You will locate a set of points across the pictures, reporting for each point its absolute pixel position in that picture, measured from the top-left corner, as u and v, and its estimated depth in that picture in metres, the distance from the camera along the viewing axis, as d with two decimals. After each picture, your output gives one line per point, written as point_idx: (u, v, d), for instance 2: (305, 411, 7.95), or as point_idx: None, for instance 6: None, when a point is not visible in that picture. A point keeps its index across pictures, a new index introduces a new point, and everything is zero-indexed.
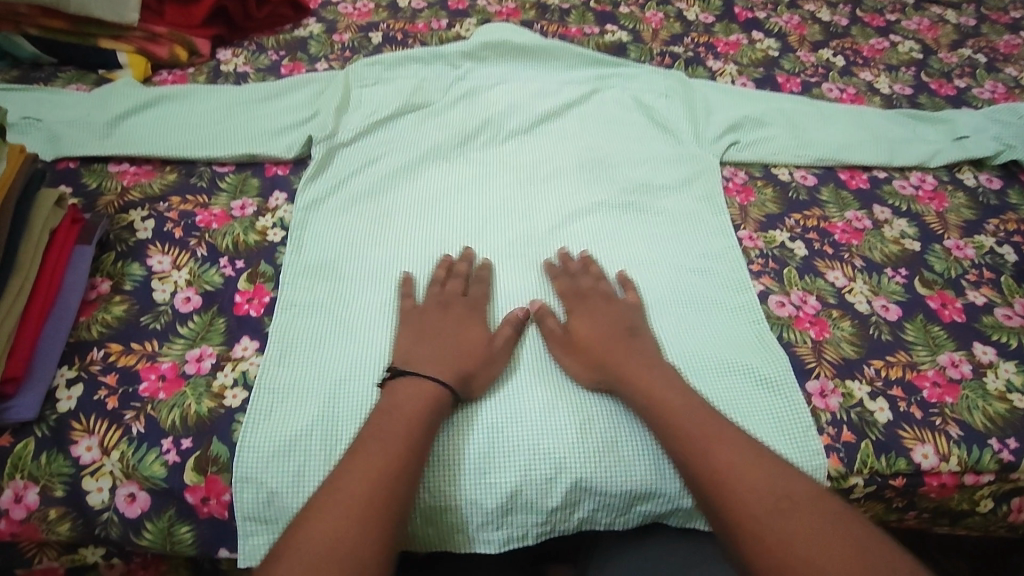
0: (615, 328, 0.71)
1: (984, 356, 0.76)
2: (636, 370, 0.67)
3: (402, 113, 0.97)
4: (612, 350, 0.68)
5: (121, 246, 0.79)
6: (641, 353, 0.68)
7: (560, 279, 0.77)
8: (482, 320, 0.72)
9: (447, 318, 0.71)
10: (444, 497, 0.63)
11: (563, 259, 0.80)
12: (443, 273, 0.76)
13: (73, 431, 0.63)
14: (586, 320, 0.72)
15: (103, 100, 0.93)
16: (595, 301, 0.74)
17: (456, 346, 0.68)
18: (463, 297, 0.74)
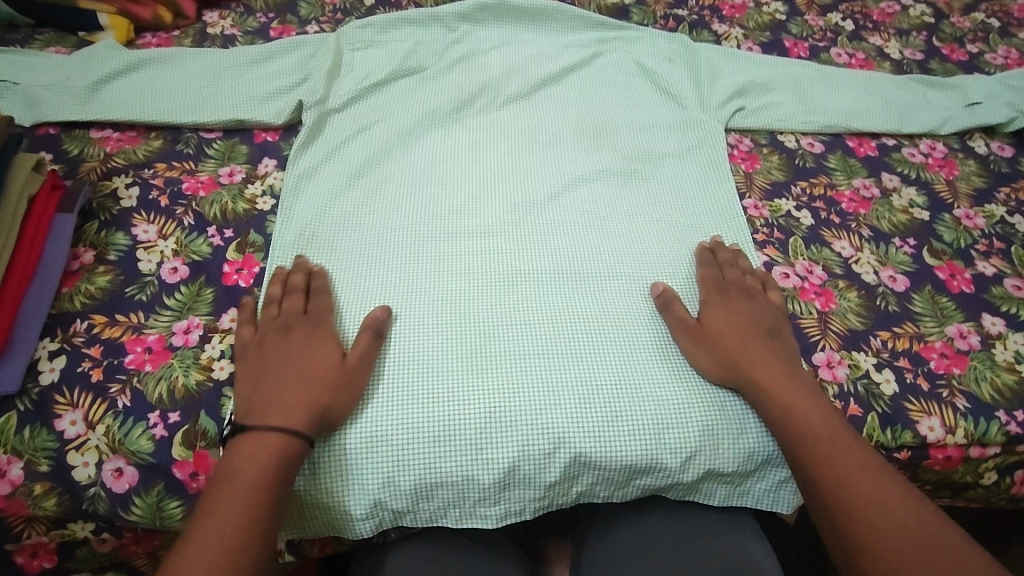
0: (752, 323, 0.68)
1: (993, 327, 0.74)
2: (769, 372, 0.65)
3: (396, 77, 0.94)
4: (746, 346, 0.66)
5: (104, 215, 0.76)
6: (776, 354, 0.66)
7: (707, 267, 0.75)
8: (328, 336, 0.65)
9: (285, 344, 0.63)
10: (438, 473, 0.62)
11: (715, 246, 0.77)
12: (278, 292, 0.68)
13: (57, 405, 0.61)
14: (723, 311, 0.69)
15: (84, 63, 0.89)
16: (736, 295, 0.71)
17: (300, 374, 0.61)
18: (302, 313, 0.66)
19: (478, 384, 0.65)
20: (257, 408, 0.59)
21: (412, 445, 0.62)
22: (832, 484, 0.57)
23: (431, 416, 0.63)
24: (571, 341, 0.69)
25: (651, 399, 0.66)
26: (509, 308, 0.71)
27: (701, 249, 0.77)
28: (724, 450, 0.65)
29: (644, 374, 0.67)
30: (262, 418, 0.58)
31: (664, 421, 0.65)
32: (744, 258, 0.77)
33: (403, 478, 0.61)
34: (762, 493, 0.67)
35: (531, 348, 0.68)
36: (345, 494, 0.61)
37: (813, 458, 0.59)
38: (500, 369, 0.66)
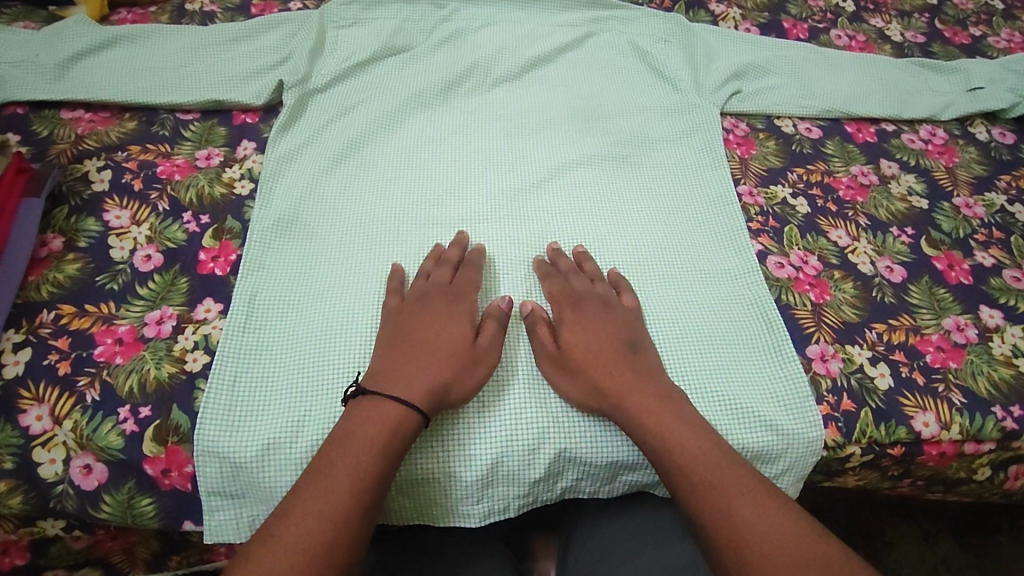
0: (612, 342, 0.63)
1: (991, 320, 0.73)
2: (639, 398, 0.59)
3: (381, 57, 0.91)
4: (609, 370, 0.61)
5: (74, 199, 0.73)
6: (640, 376, 0.61)
7: (549, 279, 0.69)
8: (468, 313, 0.64)
9: (429, 314, 0.63)
10: (420, 469, 0.60)
11: (555, 256, 0.71)
12: (431, 262, 0.68)
13: (22, 400, 0.59)
14: (580, 330, 0.64)
15: (53, 39, 0.85)
16: (592, 309, 0.65)
17: (431, 352, 0.60)
18: (448, 285, 0.66)
19: None
20: (388, 373, 0.58)
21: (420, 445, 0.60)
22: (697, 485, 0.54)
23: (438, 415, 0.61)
24: None
25: None
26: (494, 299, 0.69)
27: (538, 259, 0.71)
28: None
29: None
30: (394, 383, 0.57)
31: None
32: (589, 262, 0.71)
33: None
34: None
35: (511, 341, 0.66)
36: None
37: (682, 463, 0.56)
38: None
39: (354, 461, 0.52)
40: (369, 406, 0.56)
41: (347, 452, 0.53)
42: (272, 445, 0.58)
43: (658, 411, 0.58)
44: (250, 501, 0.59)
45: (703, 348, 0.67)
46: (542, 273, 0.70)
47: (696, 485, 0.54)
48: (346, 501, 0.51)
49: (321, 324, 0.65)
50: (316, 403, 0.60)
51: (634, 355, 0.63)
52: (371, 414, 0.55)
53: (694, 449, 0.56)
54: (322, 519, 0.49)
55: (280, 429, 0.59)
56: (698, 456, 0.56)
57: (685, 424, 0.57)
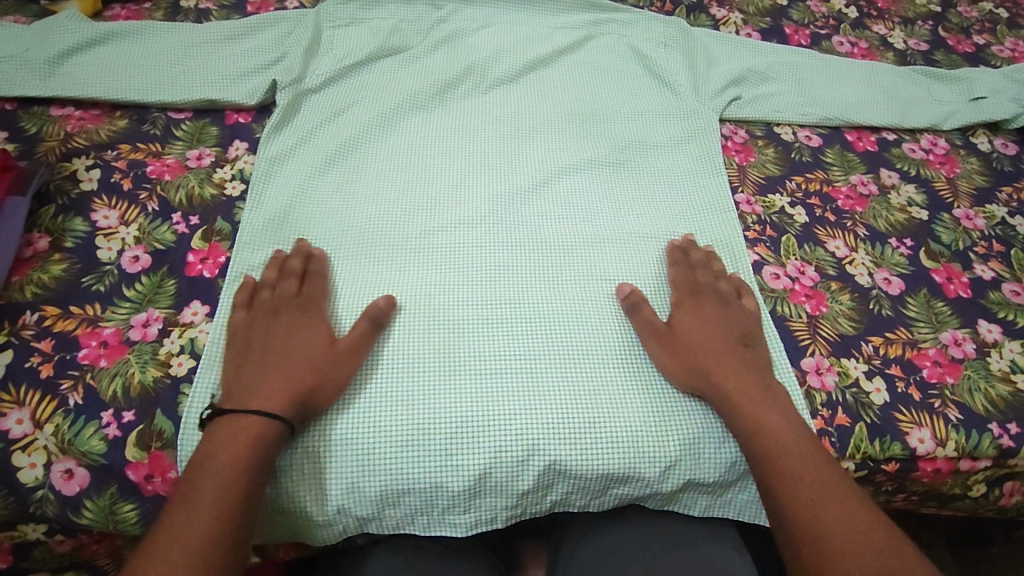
0: (724, 332, 0.65)
1: (989, 335, 0.72)
2: (740, 385, 0.62)
3: (377, 57, 0.90)
4: (715, 357, 0.63)
5: (62, 198, 0.72)
6: (747, 367, 0.63)
7: (679, 268, 0.71)
8: (320, 322, 0.63)
9: (275, 328, 0.61)
10: (405, 479, 0.59)
11: (687, 247, 0.73)
12: (274, 274, 0.66)
13: (2, 402, 0.58)
14: (695, 320, 0.66)
15: (45, 35, 0.84)
16: (709, 301, 0.68)
17: (287, 365, 0.58)
18: (295, 295, 0.64)
19: (451, 387, 0.62)
20: (240, 392, 0.57)
21: (394, 452, 0.59)
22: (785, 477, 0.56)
23: (417, 420, 0.60)
24: (549, 344, 0.66)
25: (631, 407, 0.63)
26: (481, 306, 0.68)
27: (672, 247, 0.73)
28: (706, 460, 0.62)
29: (622, 380, 0.64)
30: (247, 402, 0.56)
31: (644, 430, 0.62)
32: (717, 259, 0.73)
33: (370, 484, 0.59)
34: (744, 504, 0.65)
35: (507, 350, 0.65)
36: (307, 500, 0.58)
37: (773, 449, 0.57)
38: (472, 376, 0.63)
39: (219, 481, 0.51)
40: (226, 423, 0.55)
41: (208, 473, 0.52)
42: None
43: (755, 399, 0.61)
44: None
45: None
46: (672, 260, 0.72)
47: (782, 467, 0.56)
48: (212, 520, 0.49)
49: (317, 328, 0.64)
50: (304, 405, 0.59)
51: (744, 347, 0.65)
52: (231, 431, 0.54)
53: (786, 439, 0.58)
54: (189, 541, 0.48)
55: None
56: (789, 445, 0.58)
57: (782, 414, 0.59)
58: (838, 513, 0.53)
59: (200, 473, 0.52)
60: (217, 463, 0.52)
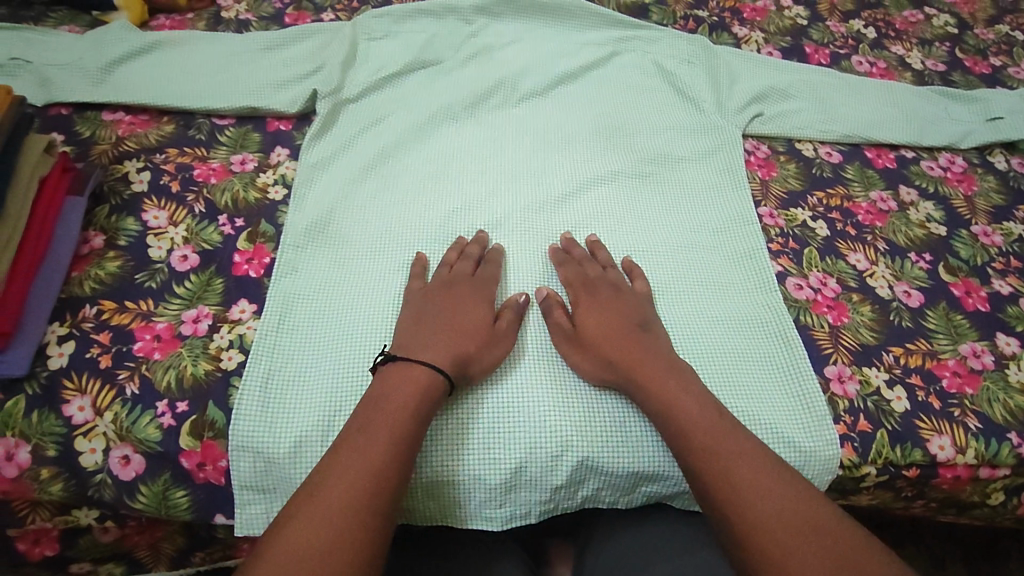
0: (624, 321, 0.67)
1: (1007, 347, 0.73)
2: (650, 366, 0.63)
3: (411, 70, 0.93)
4: (618, 343, 0.64)
5: (115, 199, 0.75)
6: (654, 353, 0.64)
7: (567, 266, 0.73)
8: (487, 301, 0.68)
9: (449, 300, 0.66)
10: (446, 472, 0.61)
11: (569, 245, 0.75)
12: (454, 255, 0.72)
13: (65, 390, 0.61)
14: (594, 312, 0.68)
15: (97, 43, 0.88)
16: (603, 291, 0.69)
17: (455, 330, 0.63)
18: (470, 276, 0.70)
19: (487, 384, 0.64)
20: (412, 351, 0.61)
21: (435, 445, 0.62)
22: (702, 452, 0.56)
23: (456, 415, 0.63)
24: None
25: None
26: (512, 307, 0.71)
27: (552, 248, 0.75)
28: None
29: None
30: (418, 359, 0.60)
31: None
32: (603, 250, 0.75)
33: (413, 476, 0.61)
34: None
35: (538, 350, 0.67)
36: None
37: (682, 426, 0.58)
38: (506, 375, 0.65)
39: (372, 459, 0.53)
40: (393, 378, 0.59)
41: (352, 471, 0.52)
42: (304, 444, 0.60)
43: (661, 380, 0.61)
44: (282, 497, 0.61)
45: (726, 365, 0.68)
46: (558, 264, 0.73)
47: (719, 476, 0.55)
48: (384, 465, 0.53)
49: (358, 329, 0.66)
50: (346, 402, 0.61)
51: (647, 333, 0.66)
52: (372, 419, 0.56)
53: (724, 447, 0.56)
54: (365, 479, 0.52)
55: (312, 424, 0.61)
56: (699, 421, 0.58)
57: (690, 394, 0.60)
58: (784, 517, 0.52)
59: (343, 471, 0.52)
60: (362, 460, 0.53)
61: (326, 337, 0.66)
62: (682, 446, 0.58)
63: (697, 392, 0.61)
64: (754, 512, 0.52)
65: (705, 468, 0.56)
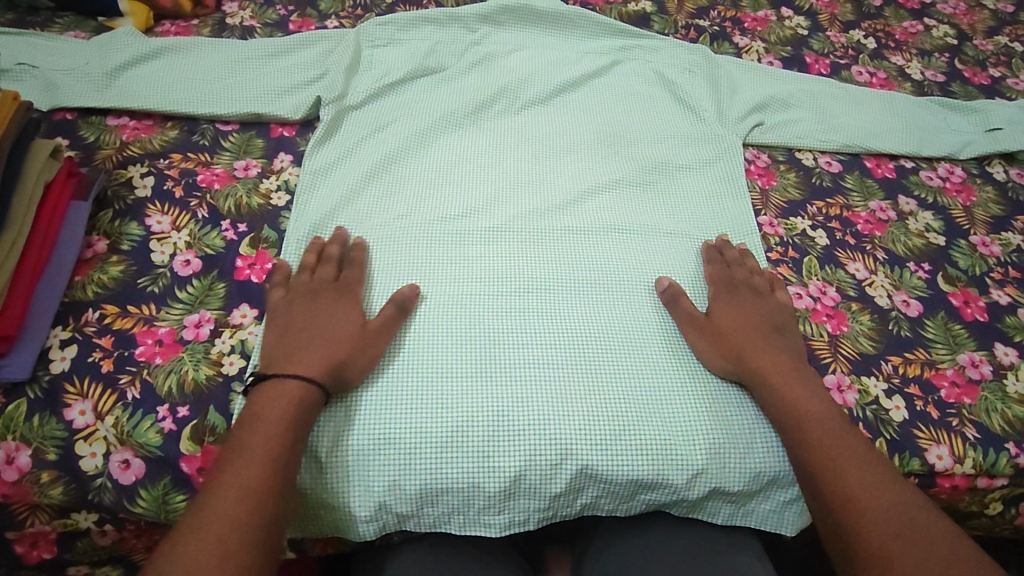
0: (761, 323, 0.70)
1: (1006, 357, 0.74)
2: (771, 365, 0.66)
3: (414, 77, 0.94)
4: (750, 342, 0.68)
5: (119, 204, 0.76)
6: (781, 354, 0.68)
7: (715, 266, 0.76)
8: (354, 304, 0.68)
9: (313, 308, 0.66)
10: (442, 480, 0.61)
11: (722, 245, 0.79)
12: (314, 258, 0.71)
13: (67, 394, 0.61)
14: (732, 310, 0.71)
15: (103, 50, 0.89)
16: (744, 294, 0.73)
17: (322, 338, 0.63)
18: (334, 281, 0.69)
19: (488, 391, 0.65)
20: (277, 362, 0.61)
21: (432, 453, 0.62)
22: (818, 443, 0.60)
23: (456, 423, 0.63)
24: (580, 353, 0.69)
25: (658, 415, 0.66)
26: (512, 316, 0.71)
27: (707, 246, 0.79)
28: (731, 469, 0.65)
29: (649, 388, 0.67)
30: (284, 368, 0.60)
31: (672, 439, 0.64)
32: (751, 259, 0.78)
33: (409, 484, 0.61)
34: (766, 513, 0.67)
35: (539, 359, 0.68)
36: (349, 497, 0.61)
37: (798, 419, 0.62)
38: (504, 384, 0.66)
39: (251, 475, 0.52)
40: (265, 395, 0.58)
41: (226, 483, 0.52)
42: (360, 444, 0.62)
43: (784, 375, 0.65)
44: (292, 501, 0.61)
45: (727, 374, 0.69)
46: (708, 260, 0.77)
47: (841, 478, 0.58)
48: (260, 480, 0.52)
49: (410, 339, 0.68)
50: (423, 402, 0.64)
51: (778, 334, 0.70)
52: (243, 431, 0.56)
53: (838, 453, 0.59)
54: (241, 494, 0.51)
55: (375, 423, 0.63)
56: (818, 418, 0.62)
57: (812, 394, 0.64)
58: (896, 533, 0.54)
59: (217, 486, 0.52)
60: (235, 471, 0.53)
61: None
62: (795, 436, 0.62)
63: (817, 394, 0.64)
64: (862, 503, 0.56)
65: (823, 467, 0.59)
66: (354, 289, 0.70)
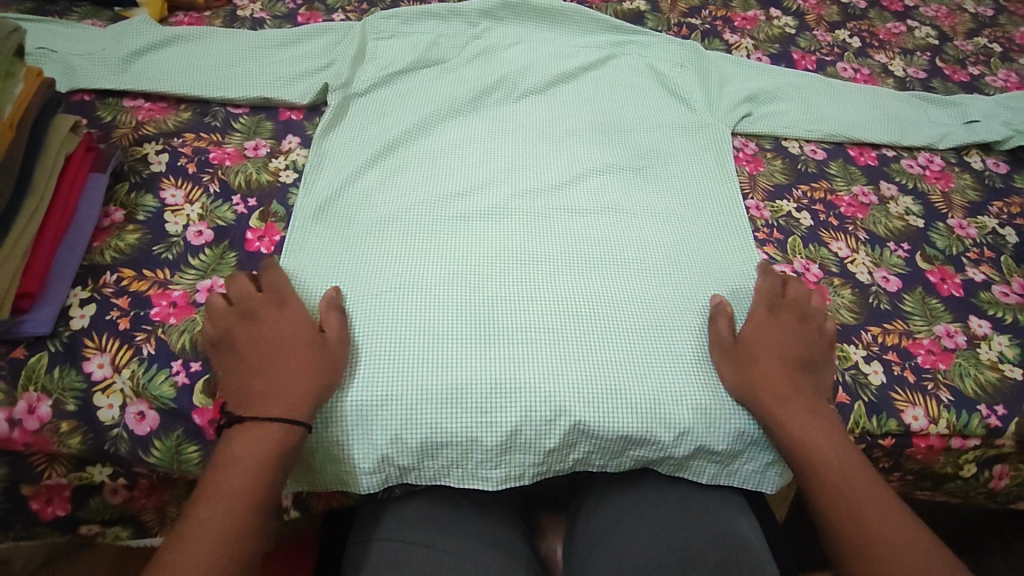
0: (792, 353, 0.69)
1: (979, 329, 0.77)
2: (787, 398, 0.66)
3: (418, 67, 0.98)
4: (775, 376, 0.67)
5: (134, 177, 0.79)
6: (802, 390, 0.67)
7: (767, 282, 0.75)
8: (292, 314, 0.66)
9: (254, 330, 0.64)
10: (442, 433, 0.65)
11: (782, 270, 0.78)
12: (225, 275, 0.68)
13: (85, 348, 0.64)
14: (767, 334, 0.70)
15: (120, 36, 0.93)
16: (788, 319, 0.71)
17: (283, 364, 0.62)
18: (258, 294, 0.67)
19: (486, 353, 0.68)
20: (251, 402, 0.60)
21: (432, 408, 0.65)
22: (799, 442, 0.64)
23: (455, 381, 0.66)
24: (572, 319, 0.72)
25: (647, 375, 0.69)
26: (507, 286, 0.75)
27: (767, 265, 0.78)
28: (717, 429, 0.68)
29: (640, 352, 0.70)
30: (264, 409, 0.59)
31: (660, 398, 0.68)
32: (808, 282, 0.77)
33: (409, 437, 0.64)
34: (749, 473, 0.70)
35: (534, 324, 0.71)
36: (354, 451, 0.64)
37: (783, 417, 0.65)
38: (502, 346, 0.69)
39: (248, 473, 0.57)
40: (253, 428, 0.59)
41: (220, 491, 0.55)
42: (360, 401, 0.65)
43: (790, 407, 0.66)
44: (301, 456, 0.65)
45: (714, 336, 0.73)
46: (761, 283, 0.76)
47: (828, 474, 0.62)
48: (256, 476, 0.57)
49: (409, 307, 0.71)
50: (420, 363, 0.67)
51: (806, 368, 0.69)
52: (233, 438, 0.58)
53: (829, 451, 0.64)
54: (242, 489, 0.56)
55: (375, 383, 0.65)
56: (800, 415, 0.65)
57: (805, 401, 0.66)
58: (880, 523, 0.59)
59: (209, 490, 0.56)
60: (225, 481, 0.56)
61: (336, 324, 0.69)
62: (780, 433, 0.65)
63: (805, 395, 0.67)
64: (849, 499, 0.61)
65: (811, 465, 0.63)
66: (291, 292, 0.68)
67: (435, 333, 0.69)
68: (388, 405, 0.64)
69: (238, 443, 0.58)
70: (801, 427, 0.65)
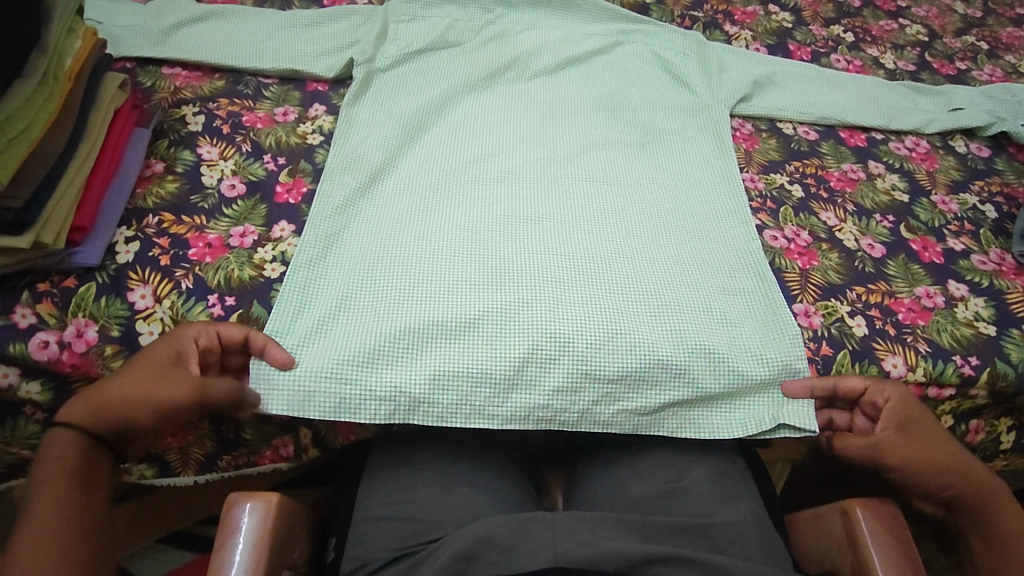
0: (951, 448, 0.69)
1: (957, 291, 0.83)
2: (978, 479, 0.68)
3: (437, 48, 1.03)
4: (963, 467, 0.68)
5: (173, 135, 0.86)
6: (981, 474, 0.68)
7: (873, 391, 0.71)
8: (177, 349, 0.65)
9: (152, 344, 0.66)
10: (454, 364, 0.70)
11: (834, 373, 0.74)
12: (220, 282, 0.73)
13: (130, 280, 0.71)
14: (921, 447, 0.68)
15: (160, 11, 0.99)
16: (916, 427, 0.70)
17: (122, 379, 0.63)
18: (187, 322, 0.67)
19: (497, 300, 0.74)
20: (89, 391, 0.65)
21: (447, 343, 0.71)
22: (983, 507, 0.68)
23: (466, 318, 0.72)
24: (574, 270, 0.79)
25: (644, 322, 0.75)
26: (515, 241, 0.81)
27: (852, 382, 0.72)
28: (713, 373, 0.73)
29: (638, 307, 0.76)
30: (84, 400, 0.64)
31: (658, 344, 0.73)
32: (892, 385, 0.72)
33: (424, 367, 0.70)
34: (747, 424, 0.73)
35: (540, 276, 0.77)
36: (368, 380, 0.68)
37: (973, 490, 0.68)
38: (511, 292, 0.75)
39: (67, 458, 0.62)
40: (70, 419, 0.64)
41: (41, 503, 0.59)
42: (377, 334, 0.70)
43: (984, 489, 0.68)
44: (320, 384, 0.68)
45: (707, 288, 0.80)
46: (847, 379, 0.72)
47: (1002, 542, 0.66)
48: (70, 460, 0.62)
49: (425, 262, 0.77)
50: (431, 304, 0.73)
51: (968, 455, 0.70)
52: (36, 468, 0.62)
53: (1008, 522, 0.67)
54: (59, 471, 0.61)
55: (392, 322, 0.71)
56: (986, 487, 0.68)
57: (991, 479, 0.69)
58: None
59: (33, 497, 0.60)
60: (42, 502, 0.59)
61: (357, 271, 0.75)
62: (971, 502, 0.68)
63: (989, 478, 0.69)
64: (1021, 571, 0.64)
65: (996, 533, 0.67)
66: (200, 328, 0.66)
67: (444, 281, 0.75)
68: (403, 338, 0.70)
69: (46, 468, 0.61)
70: (988, 502, 0.68)
